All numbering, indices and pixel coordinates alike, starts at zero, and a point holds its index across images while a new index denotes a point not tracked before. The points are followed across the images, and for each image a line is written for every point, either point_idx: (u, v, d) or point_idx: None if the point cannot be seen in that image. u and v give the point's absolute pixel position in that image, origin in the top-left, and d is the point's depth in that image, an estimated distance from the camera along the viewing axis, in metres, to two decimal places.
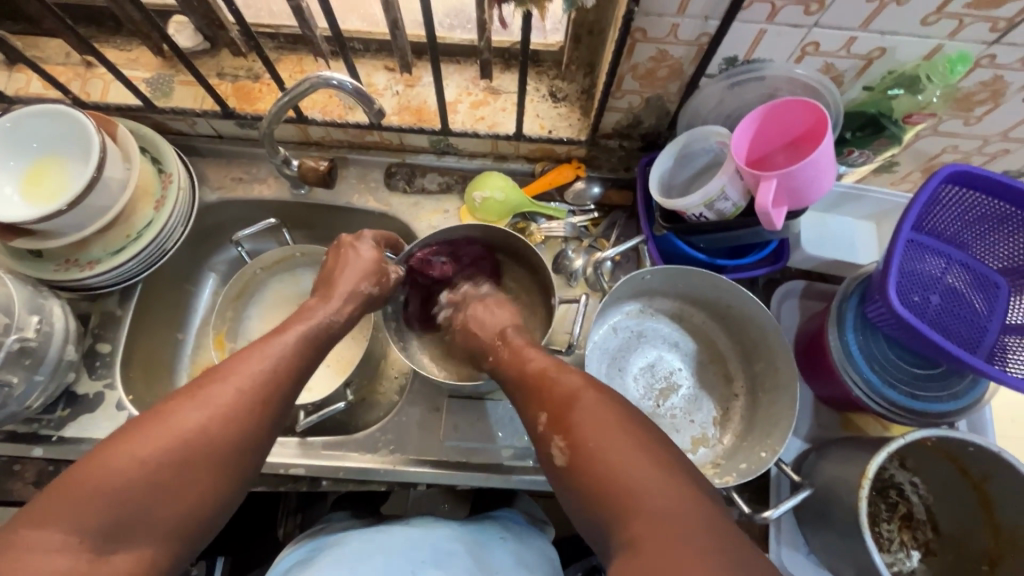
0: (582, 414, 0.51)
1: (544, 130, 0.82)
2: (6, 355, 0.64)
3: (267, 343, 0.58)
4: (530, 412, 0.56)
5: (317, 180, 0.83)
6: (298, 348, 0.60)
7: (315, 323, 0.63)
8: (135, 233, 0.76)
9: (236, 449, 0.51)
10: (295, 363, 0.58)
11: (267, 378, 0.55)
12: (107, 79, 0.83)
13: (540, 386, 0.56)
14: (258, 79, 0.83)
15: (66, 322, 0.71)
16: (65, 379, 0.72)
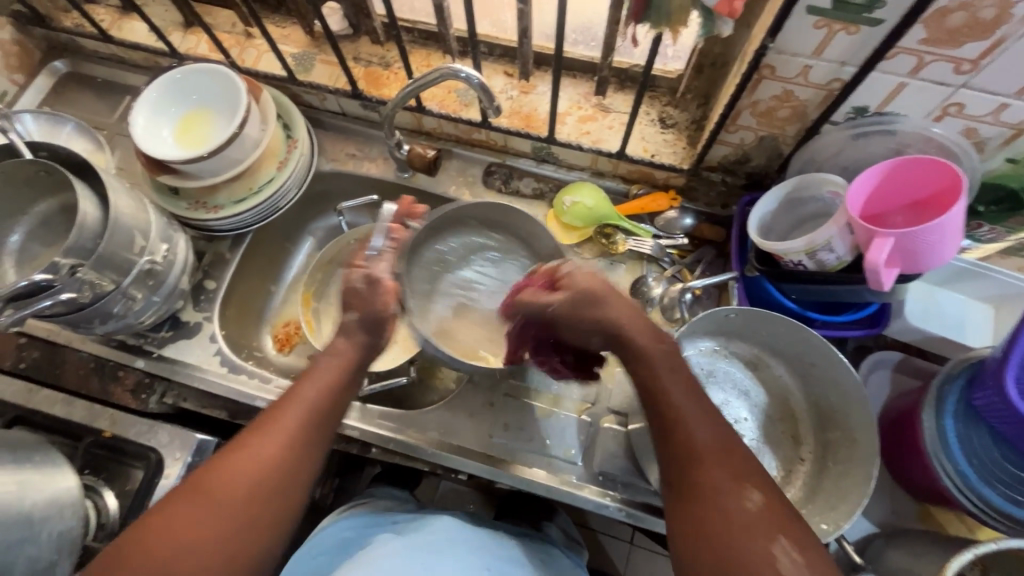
0: (733, 496, 0.48)
1: (648, 154, 0.83)
2: (137, 274, 0.71)
3: (291, 398, 0.57)
4: (672, 462, 0.52)
5: (422, 166, 0.87)
6: (324, 399, 0.58)
7: (330, 369, 0.60)
8: (255, 188, 0.84)
9: (275, 513, 0.52)
10: (320, 418, 0.57)
11: (296, 441, 0.55)
12: (261, 49, 0.92)
13: (684, 443, 0.51)
14: (388, 67, 0.89)
15: (187, 255, 0.80)
16: (175, 305, 0.80)
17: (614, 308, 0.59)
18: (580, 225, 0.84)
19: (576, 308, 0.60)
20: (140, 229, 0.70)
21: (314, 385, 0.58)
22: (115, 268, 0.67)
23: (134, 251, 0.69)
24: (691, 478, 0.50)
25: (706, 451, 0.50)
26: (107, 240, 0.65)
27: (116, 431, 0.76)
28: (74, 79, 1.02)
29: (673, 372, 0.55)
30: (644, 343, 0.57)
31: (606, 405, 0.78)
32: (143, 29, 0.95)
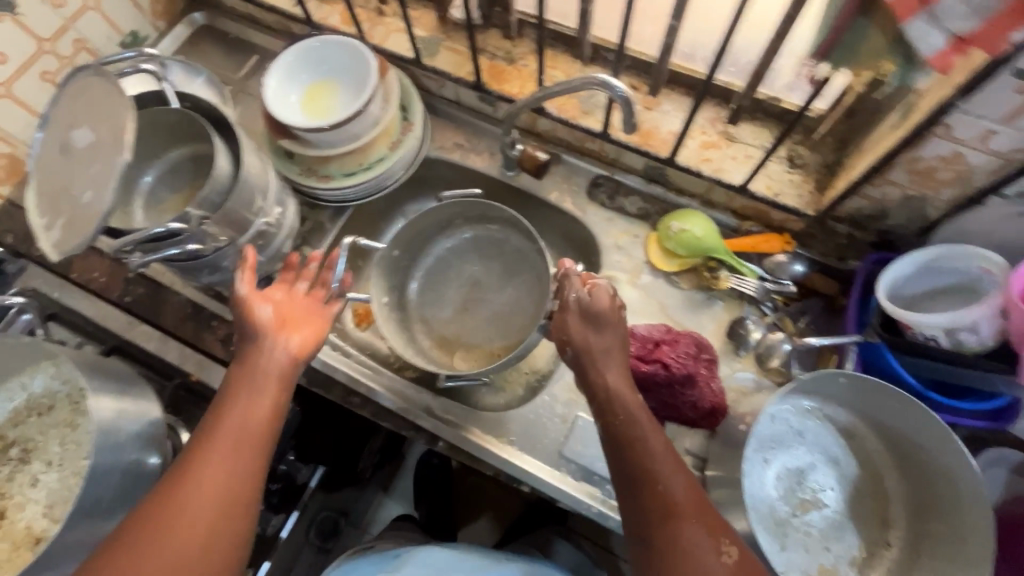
0: (707, 552, 0.51)
1: (770, 192, 0.79)
2: (252, 233, 0.73)
3: (217, 412, 0.57)
4: (639, 504, 0.55)
5: (531, 167, 0.88)
6: (251, 403, 0.58)
7: (256, 358, 0.61)
8: (366, 164, 0.86)
9: (240, 514, 0.53)
10: (250, 425, 0.57)
11: (234, 467, 0.54)
12: (390, 28, 0.93)
13: (642, 477, 0.56)
14: (513, 62, 0.88)
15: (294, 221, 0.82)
16: (274, 266, 0.83)
17: (607, 339, 0.64)
18: (684, 252, 0.81)
19: (579, 319, 0.65)
20: (262, 191, 0.72)
21: (239, 392, 0.58)
22: (235, 225, 0.70)
23: (254, 212, 0.72)
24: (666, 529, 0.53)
25: (680, 500, 0.54)
26: (235, 199, 0.67)
27: (203, 376, 0.79)
28: (208, 31, 1.06)
29: (633, 423, 0.59)
30: (606, 367, 0.63)
31: (682, 445, 0.75)
32: None
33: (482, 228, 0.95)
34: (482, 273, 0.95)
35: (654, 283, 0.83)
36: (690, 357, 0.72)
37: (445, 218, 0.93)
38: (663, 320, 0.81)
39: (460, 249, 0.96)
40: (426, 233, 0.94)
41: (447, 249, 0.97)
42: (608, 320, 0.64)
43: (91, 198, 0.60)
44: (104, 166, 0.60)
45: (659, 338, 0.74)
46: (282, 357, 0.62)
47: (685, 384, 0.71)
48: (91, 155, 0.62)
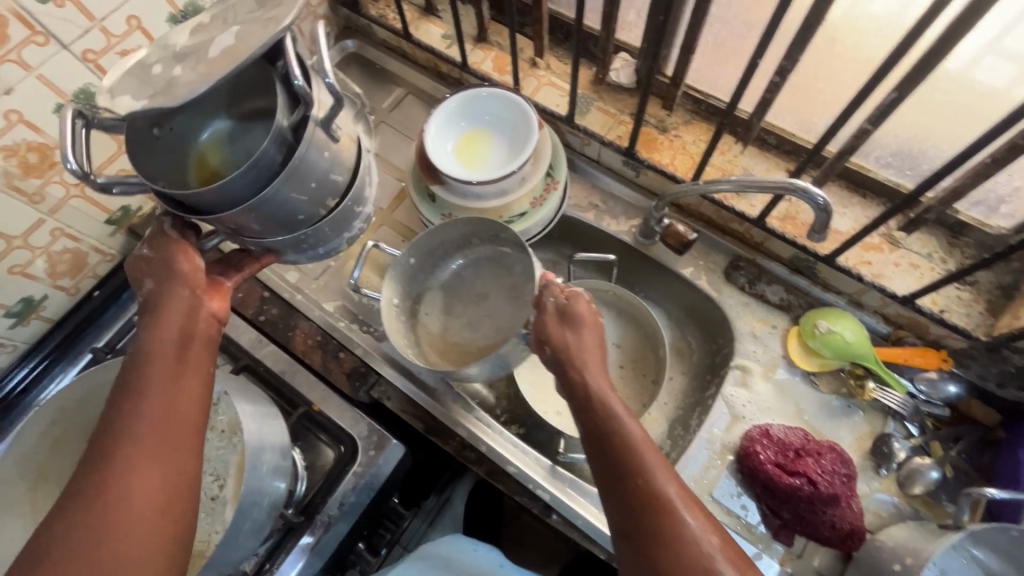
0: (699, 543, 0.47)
1: (936, 307, 0.74)
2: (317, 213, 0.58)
3: (116, 418, 0.48)
4: (626, 501, 0.50)
5: (675, 244, 0.85)
6: (165, 400, 0.49)
7: (171, 320, 0.53)
8: (505, 217, 0.85)
9: (176, 446, 0.48)
10: (166, 425, 0.49)
11: (165, 406, 0.49)
12: (541, 80, 0.93)
13: (625, 473, 0.51)
14: (665, 131, 0.86)
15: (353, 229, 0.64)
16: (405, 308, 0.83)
17: (590, 338, 0.60)
18: (829, 354, 0.77)
19: (556, 320, 0.61)
20: (319, 196, 0.56)
21: (148, 390, 0.49)
22: (298, 196, 0.54)
23: (293, 224, 0.57)
24: (659, 525, 0.48)
25: (678, 501, 0.49)
26: (281, 188, 0.51)
27: (327, 408, 0.80)
28: (357, 59, 1.08)
29: (606, 417, 0.54)
30: (588, 365, 0.58)
31: (812, 564, 0.70)
32: (437, 34, 1.00)
33: (495, 251, 0.87)
34: (491, 291, 0.86)
35: (790, 380, 0.79)
36: (837, 475, 0.69)
37: (461, 237, 0.85)
38: (797, 423, 0.77)
39: (476, 266, 0.88)
40: (439, 245, 0.85)
41: (461, 266, 0.89)
42: (587, 321, 0.61)
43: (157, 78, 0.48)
44: (188, 73, 0.46)
45: (800, 448, 0.72)
46: (196, 338, 0.54)
47: (829, 503, 0.68)
48: (193, 52, 0.48)
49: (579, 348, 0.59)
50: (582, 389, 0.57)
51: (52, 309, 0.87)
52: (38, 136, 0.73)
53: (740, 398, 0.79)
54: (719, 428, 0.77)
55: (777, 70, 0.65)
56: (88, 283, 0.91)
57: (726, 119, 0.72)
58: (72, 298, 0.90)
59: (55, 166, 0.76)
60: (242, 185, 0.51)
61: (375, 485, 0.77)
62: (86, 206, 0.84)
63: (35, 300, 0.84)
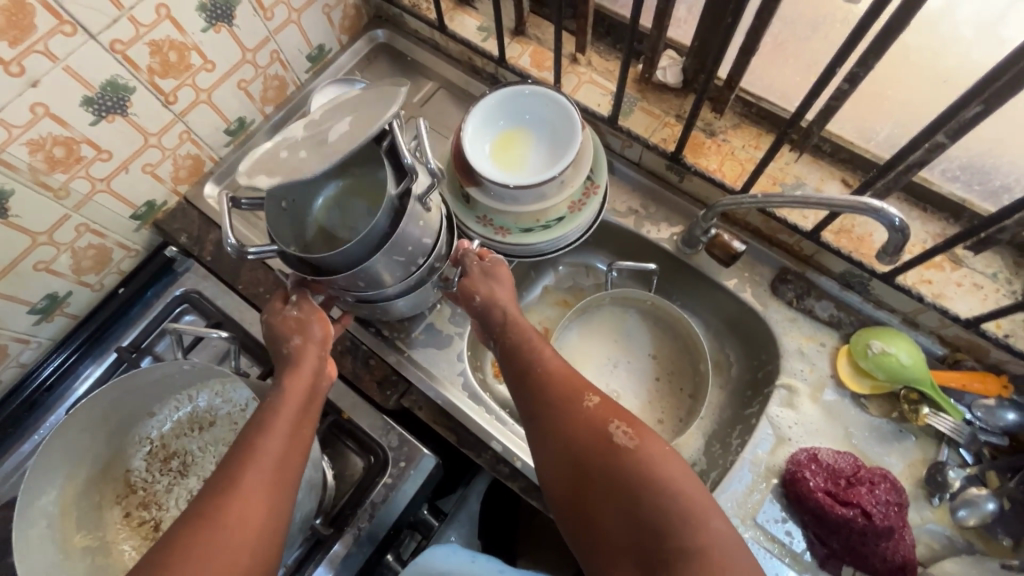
0: (589, 407, 0.57)
1: (1000, 331, 0.70)
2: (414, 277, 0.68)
3: (246, 448, 0.53)
4: (534, 397, 0.60)
5: (720, 254, 0.80)
6: (287, 437, 0.55)
7: (302, 377, 0.60)
8: (543, 221, 0.81)
9: (285, 485, 0.53)
10: (280, 469, 0.53)
11: (288, 449, 0.54)
12: (581, 77, 0.89)
13: (532, 374, 0.61)
14: (713, 136, 0.82)
15: (432, 284, 0.73)
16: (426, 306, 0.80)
17: (501, 288, 0.69)
18: (882, 377, 0.73)
19: (474, 280, 0.69)
20: (412, 258, 0.65)
21: (277, 426, 0.55)
22: (399, 261, 0.63)
23: (384, 282, 0.66)
24: (561, 403, 0.58)
25: (578, 395, 0.58)
26: (382, 258, 0.60)
27: (357, 417, 0.77)
28: (387, 50, 1.04)
29: (517, 338, 0.65)
30: (504, 304, 0.68)
31: None
32: (473, 26, 0.96)
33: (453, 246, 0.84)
34: None
35: (838, 401, 0.76)
36: (892, 506, 0.66)
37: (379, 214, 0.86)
38: (845, 446, 0.74)
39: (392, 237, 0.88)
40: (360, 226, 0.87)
41: None
42: (504, 275, 0.70)
43: (286, 160, 0.58)
44: (315, 155, 0.57)
45: (852, 476, 0.69)
46: (318, 401, 0.61)
47: (882, 535, 0.65)
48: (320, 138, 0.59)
49: (494, 290, 0.68)
50: (498, 319, 0.67)
51: (76, 305, 0.86)
52: (64, 130, 0.70)
53: (786, 419, 0.76)
54: (763, 449, 0.74)
55: (847, 76, 0.61)
56: (113, 279, 0.89)
57: (789, 128, 0.68)
58: (96, 294, 0.88)
59: (81, 161, 0.74)
60: (354, 253, 0.60)
61: (404, 498, 0.74)
62: (112, 202, 0.81)
63: (60, 296, 0.82)
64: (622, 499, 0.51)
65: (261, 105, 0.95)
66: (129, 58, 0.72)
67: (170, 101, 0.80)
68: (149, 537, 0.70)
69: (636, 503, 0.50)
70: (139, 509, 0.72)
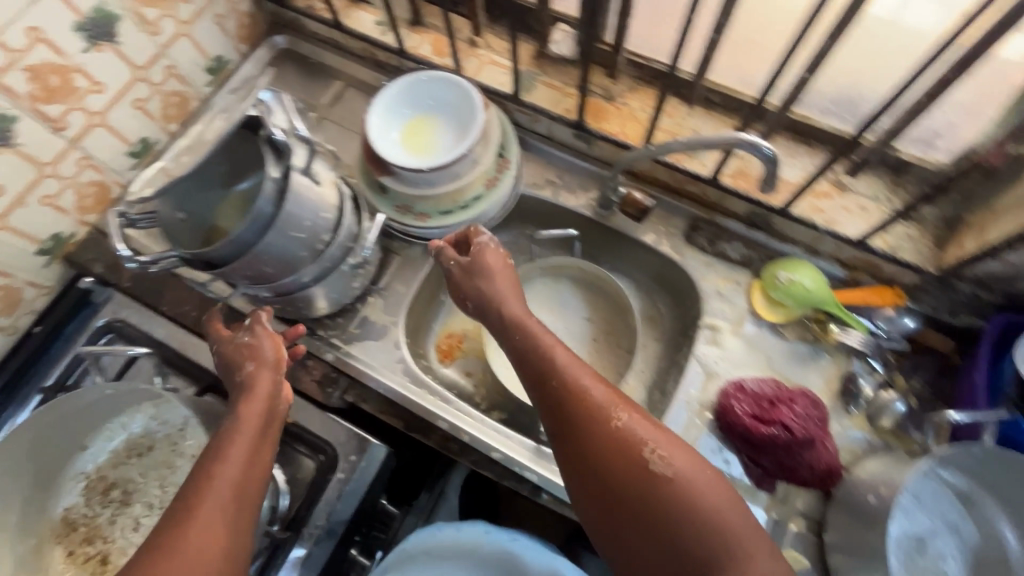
0: (615, 422, 0.56)
1: (886, 246, 0.76)
2: (322, 258, 0.71)
3: (202, 476, 0.52)
4: (557, 407, 0.59)
5: (632, 211, 0.85)
6: (245, 460, 0.55)
7: (257, 401, 0.59)
8: (461, 203, 0.82)
9: (245, 508, 0.53)
10: (240, 492, 0.53)
11: (246, 471, 0.54)
12: (483, 59, 0.91)
13: (553, 383, 0.60)
14: (612, 100, 0.86)
15: (347, 265, 0.75)
16: (352, 295, 0.82)
17: (498, 285, 0.70)
18: (791, 304, 0.79)
19: (466, 278, 0.71)
20: (314, 235, 0.68)
21: (231, 451, 0.54)
22: (301, 238, 0.66)
23: (294, 265, 0.68)
24: (580, 414, 0.57)
25: (603, 407, 0.57)
26: (277, 236, 0.63)
27: (301, 419, 0.77)
28: (290, 55, 1.03)
29: (530, 344, 0.64)
30: (513, 307, 0.67)
31: (794, 506, 0.73)
32: (371, 21, 0.96)
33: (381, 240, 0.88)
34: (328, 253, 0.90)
35: (758, 333, 0.81)
36: (811, 419, 0.71)
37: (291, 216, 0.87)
38: (768, 372, 0.79)
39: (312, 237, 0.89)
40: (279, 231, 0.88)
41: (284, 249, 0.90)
42: (496, 268, 0.71)
43: None
44: None
45: (774, 397, 0.74)
46: (275, 423, 0.60)
47: (805, 446, 0.70)
48: None
49: (497, 293, 0.69)
50: (511, 321, 0.67)
51: None
52: None
53: (712, 355, 0.80)
54: (695, 387, 0.79)
55: (712, 26, 0.65)
56: (28, 320, 0.85)
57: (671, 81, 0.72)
58: (11, 337, 0.84)
59: None
60: (248, 237, 0.61)
61: (358, 490, 0.74)
62: (13, 238, 0.78)
63: None
64: (653, 517, 0.52)
65: (164, 123, 0.93)
66: (6, 86, 0.69)
67: (60, 127, 0.77)
68: (96, 571, 0.68)
69: (668, 521, 0.51)
70: (83, 545, 0.69)
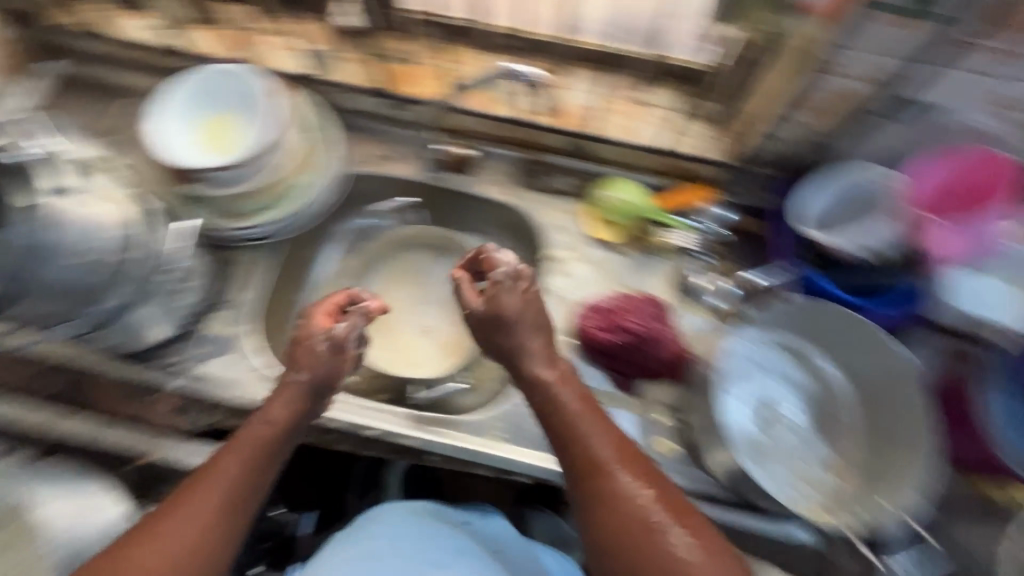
0: (642, 501, 0.54)
1: (687, 149, 0.84)
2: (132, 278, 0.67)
3: (212, 469, 0.56)
4: (579, 473, 0.56)
5: (456, 163, 0.88)
6: (248, 465, 0.57)
7: (280, 413, 0.62)
8: (288, 195, 0.80)
9: (245, 507, 0.56)
10: (240, 493, 0.56)
11: (248, 477, 0.57)
12: (281, 48, 0.89)
13: (578, 450, 0.57)
14: (417, 65, 0.87)
15: (167, 282, 0.71)
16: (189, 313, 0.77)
17: (527, 335, 0.64)
18: (619, 219, 0.85)
19: (490, 325, 0.66)
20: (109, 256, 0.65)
21: (239, 453, 0.58)
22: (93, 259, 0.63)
23: (90, 293, 0.65)
24: (599, 487, 0.55)
25: (630, 482, 0.55)
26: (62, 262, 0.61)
27: (165, 451, 0.73)
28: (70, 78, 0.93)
29: (572, 410, 0.60)
30: (544, 364, 0.63)
31: (659, 400, 0.79)
32: (154, 29, 0.90)
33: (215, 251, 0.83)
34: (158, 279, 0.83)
35: (600, 255, 0.86)
36: (653, 316, 0.77)
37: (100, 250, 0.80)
38: (614, 287, 0.85)
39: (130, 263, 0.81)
40: None
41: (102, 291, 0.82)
42: (523, 313, 0.65)
43: None
44: None
45: (618, 306, 0.79)
46: (295, 430, 0.63)
47: (650, 343, 0.76)
48: None
49: (539, 348, 0.64)
50: (534, 375, 0.63)
51: None
52: None
53: (563, 285, 0.85)
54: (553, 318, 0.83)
55: None
56: None
57: None
58: None
59: None
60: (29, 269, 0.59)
61: None
62: None
63: None
64: None
65: None
66: None
67: None
68: None
69: None
70: None
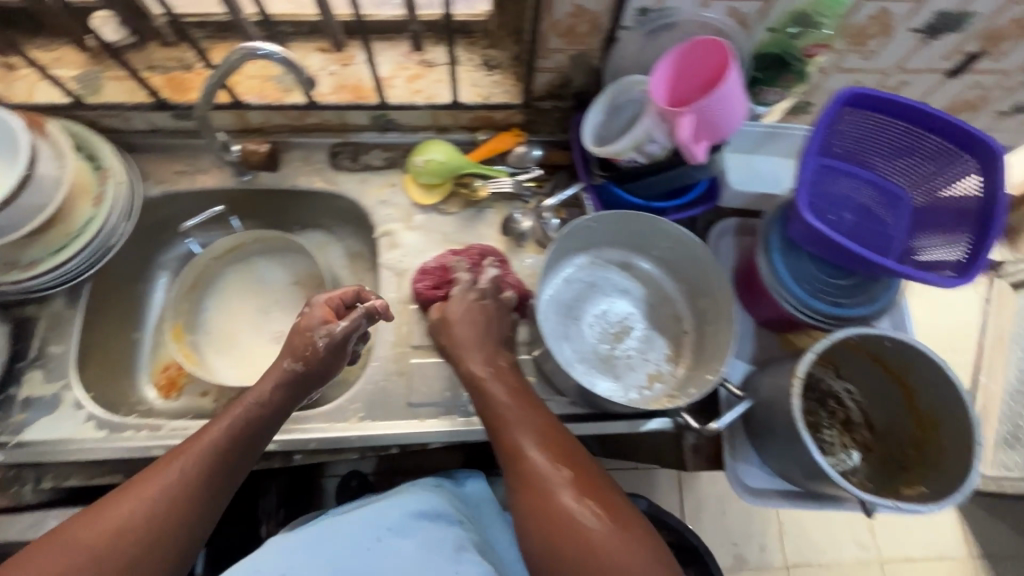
0: (574, 501, 0.55)
1: (481, 97, 0.85)
2: None
3: (180, 454, 0.58)
4: (517, 472, 0.58)
5: (259, 162, 0.85)
6: (211, 458, 0.59)
7: (248, 423, 0.63)
8: (73, 233, 0.75)
9: (204, 497, 0.58)
10: (203, 480, 0.58)
11: (208, 475, 0.58)
12: (31, 79, 0.81)
13: (520, 452, 0.59)
14: (190, 68, 0.83)
15: None
16: None
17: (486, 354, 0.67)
18: (435, 180, 0.85)
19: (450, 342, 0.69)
20: None
21: (208, 440, 0.60)
22: None
23: None
24: (535, 485, 0.56)
25: (569, 484, 0.56)
26: None
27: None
28: None
29: (514, 411, 0.62)
30: (484, 372, 0.65)
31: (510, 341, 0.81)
32: None
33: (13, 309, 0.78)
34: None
35: (427, 219, 0.87)
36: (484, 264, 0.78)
37: None
38: (448, 246, 0.86)
39: None
40: None
41: None
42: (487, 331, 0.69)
43: None
44: None
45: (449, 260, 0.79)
46: (261, 438, 0.63)
47: None
48: None
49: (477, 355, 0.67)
50: (476, 379, 0.66)
51: None
52: None
53: (396, 256, 0.85)
54: (392, 291, 0.83)
55: None
56: None
57: None
58: None
59: None
60: None
61: None
62: None
63: None
64: None
65: None
66: None
67: None
68: None
69: None
70: None
